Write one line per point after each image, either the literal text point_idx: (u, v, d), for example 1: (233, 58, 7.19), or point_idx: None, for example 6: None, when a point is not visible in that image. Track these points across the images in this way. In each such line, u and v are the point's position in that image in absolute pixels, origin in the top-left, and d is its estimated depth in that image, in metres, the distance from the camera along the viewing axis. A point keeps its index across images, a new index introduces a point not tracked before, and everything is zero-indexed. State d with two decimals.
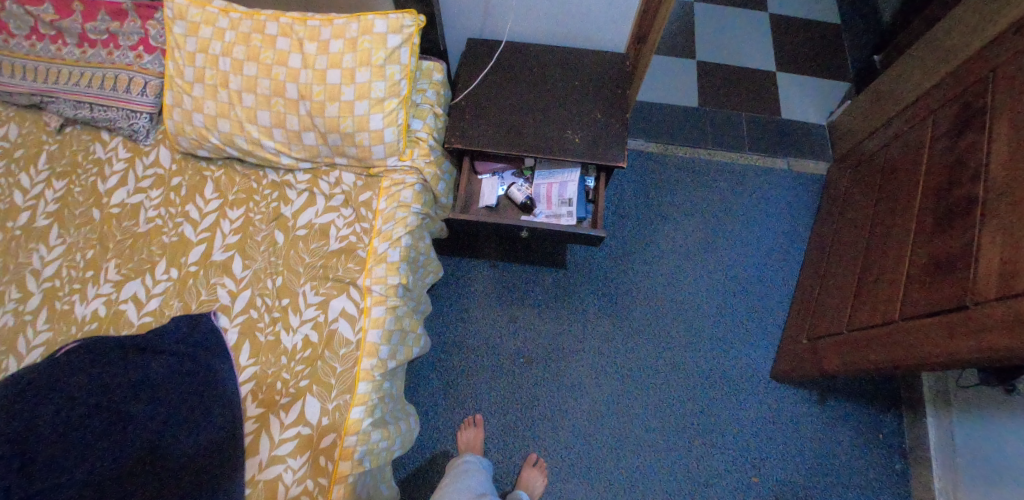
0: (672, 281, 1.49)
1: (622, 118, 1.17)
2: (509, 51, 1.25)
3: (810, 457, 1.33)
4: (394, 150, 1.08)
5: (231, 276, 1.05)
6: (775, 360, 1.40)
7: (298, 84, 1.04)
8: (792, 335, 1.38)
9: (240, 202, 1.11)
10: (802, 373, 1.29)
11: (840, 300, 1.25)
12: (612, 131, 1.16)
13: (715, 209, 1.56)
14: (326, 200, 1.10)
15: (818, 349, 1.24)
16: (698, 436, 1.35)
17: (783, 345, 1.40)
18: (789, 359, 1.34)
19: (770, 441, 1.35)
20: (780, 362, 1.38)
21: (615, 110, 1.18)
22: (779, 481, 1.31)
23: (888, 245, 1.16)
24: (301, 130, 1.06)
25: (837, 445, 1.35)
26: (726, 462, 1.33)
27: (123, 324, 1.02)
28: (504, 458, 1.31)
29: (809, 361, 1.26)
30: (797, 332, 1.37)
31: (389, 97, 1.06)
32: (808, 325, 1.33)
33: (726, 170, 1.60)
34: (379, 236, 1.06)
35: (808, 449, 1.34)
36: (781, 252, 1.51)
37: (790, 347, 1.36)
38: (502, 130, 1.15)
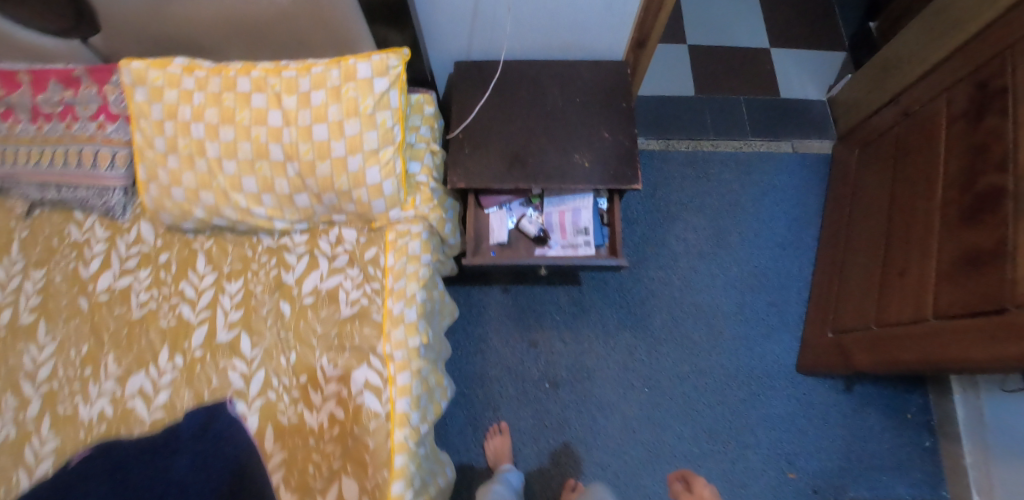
0: (688, 284, 1.46)
1: (631, 135, 1.11)
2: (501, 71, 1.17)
3: (842, 446, 1.34)
4: (396, 202, 1.01)
5: (241, 357, 0.99)
6: (800, 353, 1.39)
7: (283, 144, 0.95)
8: (815, 326, 1.37)
9: (237, 272, 1.04)
10: (831, 366, 1.28)
11: (865, 292, 1.23)
12: (622, 150, 1.09)
13: (724, 203, 1.52)
14: (329, 261, 1.04)
15: (846, 343, 1.23)
16: (731, 439, 1.35)
17: (806, 337, 1.39)
18: (815, 352, 1.33)
19: (803, 434, 1.35)
20: (806, 355, 1.37)
21: (621, 127, 1.11)
22: (815, 473, 1.32)
23: (910, 234, 1.14)
24: (293, 193, 0.98)
25: (868, 431, 1.36)
26: (761, 462, 1.33)
27: (134, 423, 0.97)
28: (542, 486, 1.30)
29: (839, 356, 1.25)
30: (821, 323, 1.35)
31: (384, 146, 0.97)
32: (832, 317, 1.32)
33: (730, 161, 1.56)
34: (391, 295, 0.99)
35: (839, 438, 1.35)
36: (794, 241, 1.49)
37: (815, 341, 1.35)
38: (506, 162, 1.09)
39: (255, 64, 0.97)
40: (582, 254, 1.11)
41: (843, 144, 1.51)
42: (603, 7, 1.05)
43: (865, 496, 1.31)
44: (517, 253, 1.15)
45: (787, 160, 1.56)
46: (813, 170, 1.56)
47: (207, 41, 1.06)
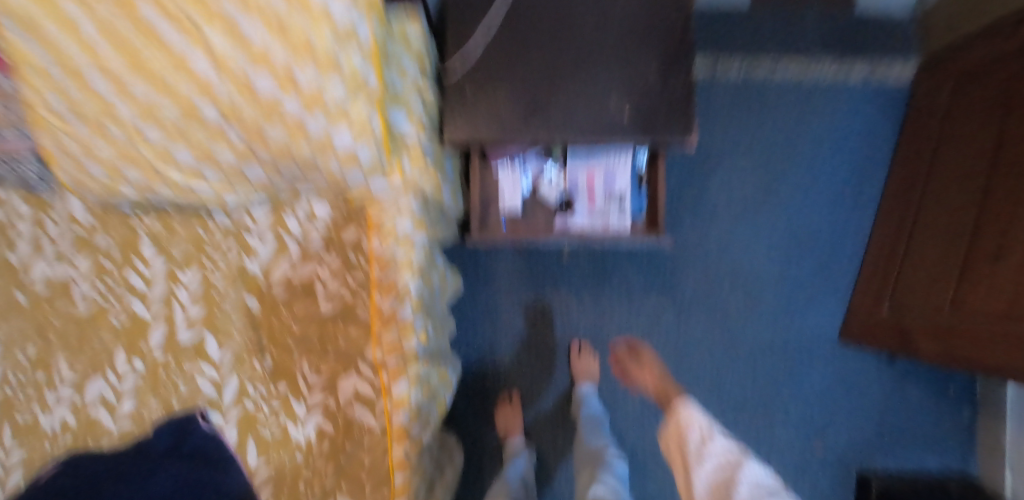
0: (725, 243, 1.26)
1: (686, 72, 0.84)
2: None
3: (874, 417, 1.26)
4: (378, 170, 0.77)
5: (209, 361, 0.86)
6: (845, 319, 1.25)
7: (218, 102, 0.67)
8: (869, 297, 1.21)
9: (191, 259, 0.86)
10: (884, 345, 1.15)
11: (940, 269, 1.04)
12: (672, 95, 0.83)
13: (775, 142, 1.27)
14: (299, 245, 0.83)
15: (908, 324, 1.08)
16: (756, 409, 1.26)
17: (855, 305, 1.24)
18: (865, 321, 1.20)
19: (833, 404, 1.26)
20: (852, 324, 1.23)
21: (673, 60, 0.84)
22: (840, 444, 1.26)
23: (1009, 205, 0.90)
24: (242, 164, 0.75)
25: (905, 400, 1.26)
26: (787, 431, 1.26)
27: (101, 433, 0.88)
28: (555, 456, 1.23)
29: (897, 339, 1.11)
30: (876, 293, 1.19)
31: (357, 99, 0.70)
32: (892, 288, 1.15)
33: (788, 88, 1.28)
34: (379, 288, 0.81)
35: (872, 409, 1.26)
36: (855, 189, 1.27)
37: (867, 311, 1.20)
38: (522, 111, 0.84)
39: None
40: (615, 227, 0.92)
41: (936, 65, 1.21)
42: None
43: (890, 466, 1.25)
44: (533, 224, 0.95)
45: (858, 87, 1.28)
46: (891, 99, 1.28)
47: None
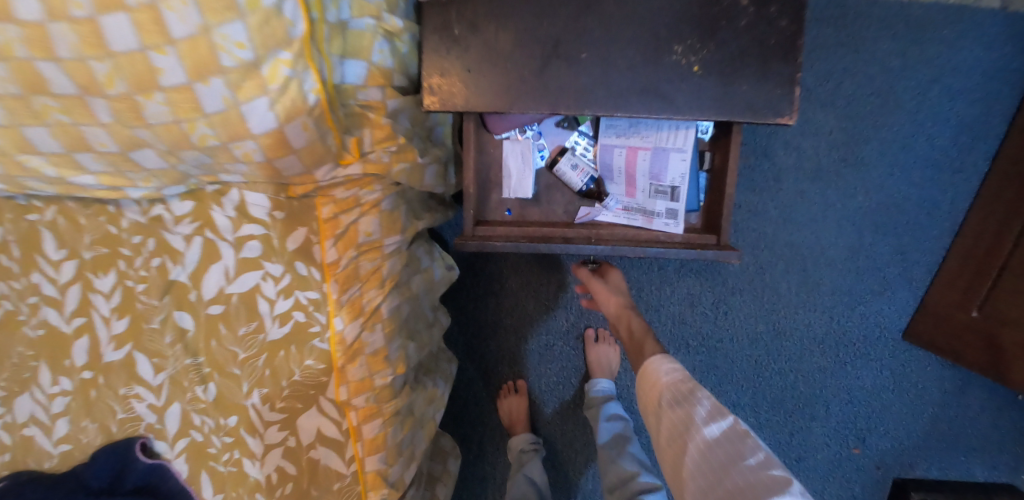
0: (788, 217, 0.99)
1: (792, 3, 0.53)
2: None
3: (926, 421, 1.01)
4: (321, 154, 0.54)
5: (144, 384, 0.69)
6: (915, 315, 0.99)
7: (62, 62, 0.45)
8: (953, 294, 0.94)
9: (106, 261, 0.67)
10: (964, 360, 0.91)
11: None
12: (769, 40, 0.54)
13: (870, 89, 0.97)
14: (234, 251, 0.63)
15: (1003, 340, 0.84)
16: (795, 409, 1.03)
17: (932, 302, 0.97)
18: (940, 324, 0.95)
19: (888, 406, 1.02)
20: (923, 323, 0.97)
21: None
22: (889, 452, 1.02)
23: None
24: (128, 150, 0.52)
25: (966, 408, 1.01)
26: (826, 435, 1.03)
27: (41, 455, 0.73)
28: (565, 447, 1.06)
29: (987, 357, 0.87)
30: (965, 290, 0.92)
31: (269, 52, 0.45)
32: (990, 286, 0.86)
33: (897, 15, 0.95)
34: (342, 311, 0.61)
35: (943, 418, 1.01)
36: (965, 153, 0.97)
37: (950, 313, 0.94)
38: (535, 62, 0.56)
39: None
40: (659, 231, 0.68)
41: None
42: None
43: (932, 475, 1.02)
44: (548, 218, 0.72)
45: (993, 13, 0.95)
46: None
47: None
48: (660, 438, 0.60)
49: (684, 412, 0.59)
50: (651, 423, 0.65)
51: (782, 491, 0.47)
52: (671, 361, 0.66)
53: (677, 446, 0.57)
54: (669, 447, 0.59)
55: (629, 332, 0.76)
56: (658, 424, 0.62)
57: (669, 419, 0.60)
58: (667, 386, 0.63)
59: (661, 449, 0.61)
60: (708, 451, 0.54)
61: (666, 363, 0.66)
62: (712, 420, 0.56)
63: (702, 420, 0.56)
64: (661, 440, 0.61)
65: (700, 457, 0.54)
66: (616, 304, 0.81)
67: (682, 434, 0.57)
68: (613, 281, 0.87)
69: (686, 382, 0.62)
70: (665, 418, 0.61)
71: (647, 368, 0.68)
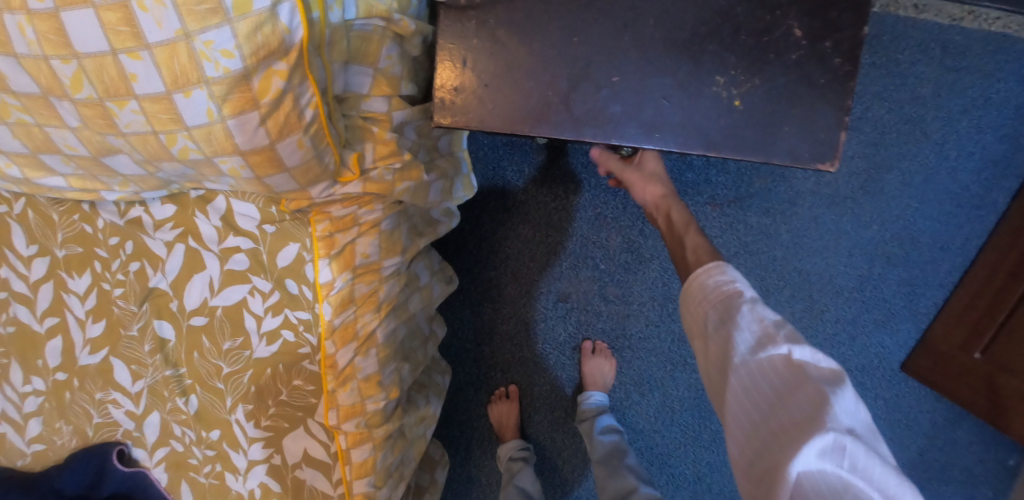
0: (800, 242, 0.96)
1: (848, 38, 0.51)
2: None
3: (917, 452, 0.99)
4: (318, 173, 0.50)
5: (122, 390, 0.65)
6: (913, 349, 0.97)
7: (21, 60, 0.40)
8: (957, 334, 0.91)
9: (80, 262, 0.62)
10: (959, 399, 0.89)
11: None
12: (819, 79, 0.51)
13: (906, 110, 0.92)
14: (220, 262, 0.59)
15: (1002, 386, 0.82)
16: None
17: (934, 338, 0.95)
18: (939, 361, 0.92)
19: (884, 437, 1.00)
20: (921, 357, 0.95)
21: (830, 21, 0.51)
22: None
23: None
24: (99, 155, 0.47)
25: (958, 442, 0.99)
26: None
27: (12, 452, 0.67)
28: (559, 457, 1.04)
29: (986, 403, 0.85)
30: (970, 331, 0.89)
31: (260, 63, 0.39)
32: (994, 330, 0.84)
33: (937, 39, 0.91)
34: (334, 335, 0.58)
35: (941, 452, 0.99)
36: (992, 188, 0.93)
37: (953, 354, 0.90)
38: (561, 83, 0.51)
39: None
40: None
41: None
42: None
43: None
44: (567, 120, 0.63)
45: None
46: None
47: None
48: (706, 369, 0.50)
49: (726, 338, 0.47)
50: (696, 349, 0.53)
51: (843, 434, 0.37)
52: (719, 270, 0.53)
53: (720, 380, 0.48)
54: (712, 379, 0.49)
55: (669, 223, 0.70)
56: (702, 348, 0.51)
57: (711, 346, 0.49)
58: (710, 306, 0.51)
59: (709, 379, 0.51)
60: (755, 388, 0.44)
61: (715, 275, 0.53)
62: (759, 349, 0.45)
63: (746, 349, 0.46)
64: (708, 370, 0.50)
65: (745, 394, 0.44)
66: (653, 194, 0.73)
67: (725, 367, 0.47)
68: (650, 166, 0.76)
69: (735, 298, 0.50)
70: (709, 341, 0.50)
71: (692, 281, 0.55)
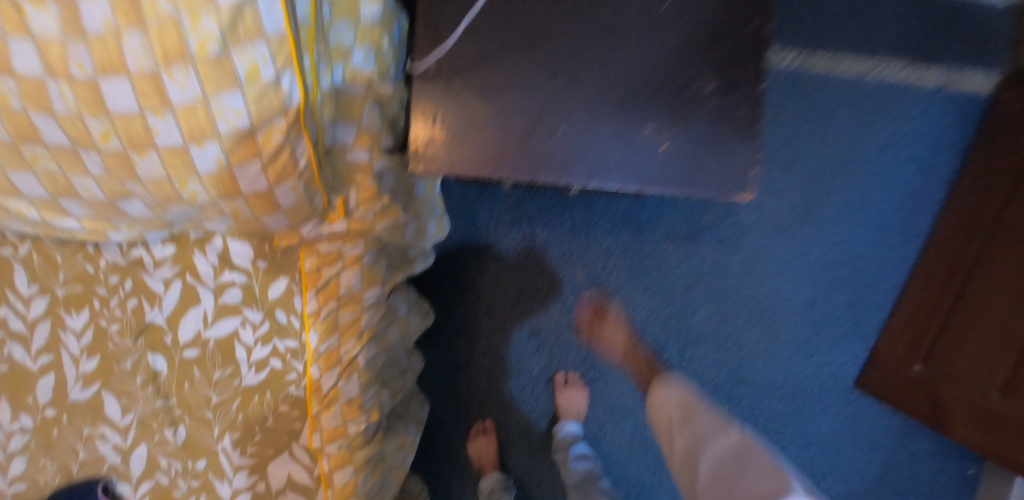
0: (748, 272, 1.08)
1: (751, 94, 0.62)
2: None
3: (869, 466, 1.07)
4: (308, 213, 0.58)
5: (111, 424, 0.68)
6: (863, 369, 1.07)
7: (57, 117, 0.47)
8: (900, 348, 1.02)
9: (79, 300, 0.67)
10: (908, 411, 0.98)
11: (998, 340, 0.84)
12: (729, 125, 0.62)
13: (827, 153, 1.08)
14: (214, 297, 0.65)
15: (942, 395, 0.91)
16: None
17: (881, 354, 1.05)
18: (885, 375, 1.02)
19: (838, 452, 1.07)
20: (874, 375, 1.04)
21: (735, 78, 0.62)
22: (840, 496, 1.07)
23: None
24: (115, 199, 0.54)
25: (903, 454, 1.07)
26: None
27: None
28: (537, 488, 1.07)
29: (928, 411, 0.94)
30: (911, 344, 1.00)
31: (264, 120, 0.47)
32: (930, 343, 0.95)
33: (853, 88, 1.08)
34: (318, 362, 0.63)
35: (890, 464, 1.07)
36: (903, 219, 1.08)
37: (897, 367, 1.01)
38: (518, 134, 0.60)
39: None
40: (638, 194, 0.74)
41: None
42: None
43: None
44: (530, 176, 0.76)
45: (914, 87, 1.09)
46: (962, 115, 1.09)
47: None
48: (675, 456, 0.75)
49: (690, 432, 0.74)
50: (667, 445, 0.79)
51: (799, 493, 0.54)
52: (670, 388, 0.84)
53: (689, 459, 0.71)
54: (682, 465, 0.73)
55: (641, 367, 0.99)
56: (673, 443, 0.77)
57: (681, 442, 0.74)
58: (675, 418, 0.79)
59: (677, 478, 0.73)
60: (717, 461, 0.67)
61: (674, 392, 0.84)
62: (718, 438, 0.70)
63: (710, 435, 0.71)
64: (675, 458, 0.75)
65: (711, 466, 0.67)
66: (623, 334, 1.04)
67: (695, 450, 0.71)
68: (615, 309, 1.08)
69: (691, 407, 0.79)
70: (677, 436, 0.76)
71: (654, 399, 0.86)
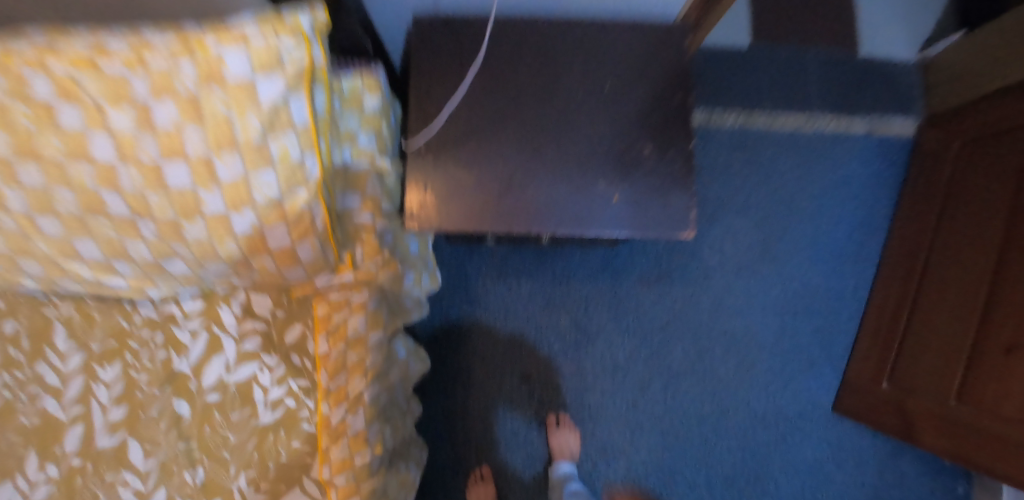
0: (717, 309, 1.19)
1: (684, 152, 0.76)
2: (502, 42, 0.78)
3: (848, 488, 1.14)
4: (321, 266, 0.68)
5: (133, 470, 0.71)
6: (840, 391, 1.17)
7: (123, 193, 0.58)
8: (868, 368, 1.13)
9: (112, 353, 0.75)
10: (882, 426, 1.07)
11: (947, 351, 0.97)
12: (670, 176, 0.75)
13: (774, 201, 1.23)
14: (236, 344, 0.74)
15: (909, 407, 1.02)
16: (746, 482, 1.14)
17: (852, 376, 1.15)
18: (859, 396, 1.12)
19: (818, 477, 1.14)
20: (849, 397, 1.14)
21: (671, 137, 0.76)
22: None
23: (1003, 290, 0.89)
24: (161, 259, 0.64)
25: (875, 474, 1.15)
26: None
27: None
28: None
29: (898, 424, 1.04)
30: (878, 365, 1.11)
31: (291, 190, 0.59)
32: (893, 361, 1.08)
33: (789, 142, 1.25)
34: (329, 397, 0.71)
35: (866, 484, 1.14)
36: (847, 255, 1.22)
37: (868, 386, 1.11)
38: (494, 193, 0.73)
39: (47, 36, 0.48)
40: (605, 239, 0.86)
41: (936, 130, 1.19)
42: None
43: None
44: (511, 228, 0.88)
45: (838, 137, 1.27)
46: (884, 161, 1.26)
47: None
48: None
49: None
50: None
51: None
52: None
53: None
54: None
55: None
56: None
57: None
58: None
59: None
60: None
61: None
62: None
63: None
64: None
65: None
66: None
67: None
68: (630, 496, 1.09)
69: None
70: None
71: None
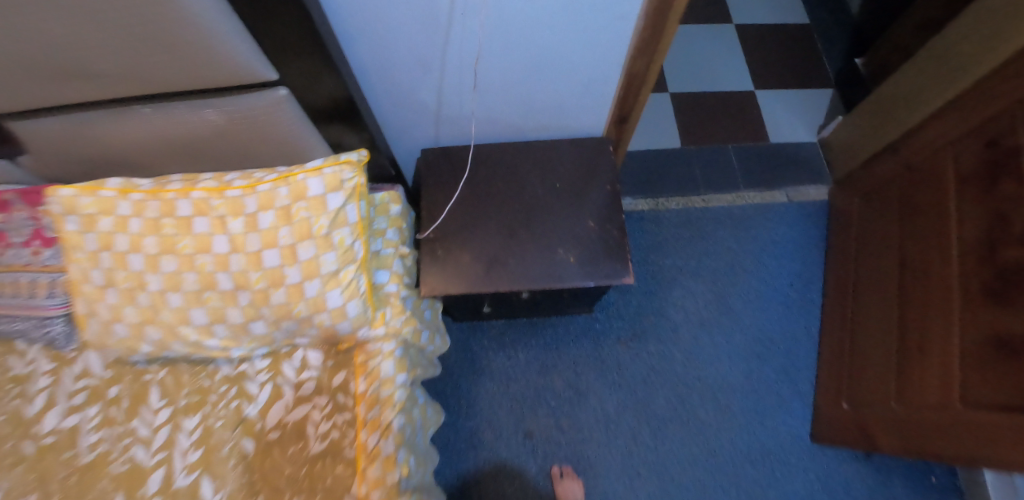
0: (689, 358, 1.38)
1: (619, 223, 1.03)
2: (481, 159, 1.11)
3: None
4: (363, 320, 0.91)
5: None
6: (814, 424, 1.30)
7: (231, 272, 0.84)
8: (829, 396, 1.29)
9: (194, 406, 0.94)
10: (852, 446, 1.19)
11: (885, 363, 1.13)
12: (611, 241, 1.01)
13: (721, 264, 1.48)
14: (294, 390, 0.95)
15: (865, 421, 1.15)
16: None
17: (823, 407, 1.29)
18: (831, 423, 1.25)
19: None
20: (824, 427, 1.26)
21: (608, 214, 1.04)
22: None
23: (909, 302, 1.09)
24: (248, 322, 0.88)
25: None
26: None
27: None
28: None
29: (862, 438, 1.16)
30: (835, 390, 1.27)
31: (343, 265, 0.87)
32: (847, 384, 1.24)
33: (724, 215, 1.54)
34: (365, 427, 0.90)
35: None
36: (792, 303, 1.44)
37: (833, 412, 1.25)
38: (482, 265, 0.99)
39: None
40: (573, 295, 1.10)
41: (840, 196, 1.49)
42: (577, 46, 0.87)
43: None
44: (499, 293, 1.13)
45: (766, 207, 1.55)
46: (808, 223, 1.53)
47: (135, 149, 0.87)
48: None
49: None
50: None
51: None
52: None
53: None
54: None
55: None
56: None
57: None
58: None
59: None
60: None
61: None
62: None
63: None
64: None
65: None
66: None
67: None
68: None
69: None
70: None
71: None
